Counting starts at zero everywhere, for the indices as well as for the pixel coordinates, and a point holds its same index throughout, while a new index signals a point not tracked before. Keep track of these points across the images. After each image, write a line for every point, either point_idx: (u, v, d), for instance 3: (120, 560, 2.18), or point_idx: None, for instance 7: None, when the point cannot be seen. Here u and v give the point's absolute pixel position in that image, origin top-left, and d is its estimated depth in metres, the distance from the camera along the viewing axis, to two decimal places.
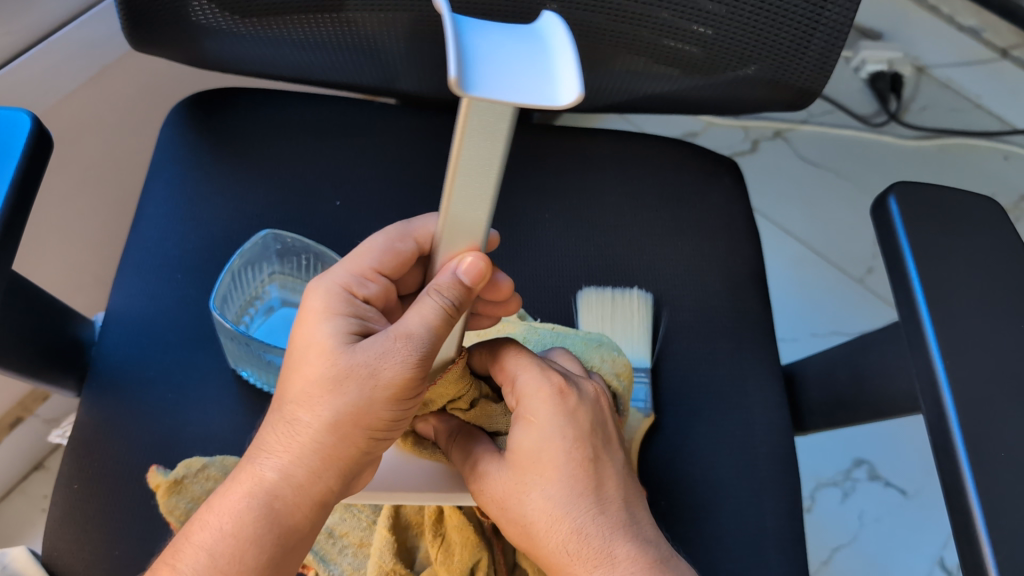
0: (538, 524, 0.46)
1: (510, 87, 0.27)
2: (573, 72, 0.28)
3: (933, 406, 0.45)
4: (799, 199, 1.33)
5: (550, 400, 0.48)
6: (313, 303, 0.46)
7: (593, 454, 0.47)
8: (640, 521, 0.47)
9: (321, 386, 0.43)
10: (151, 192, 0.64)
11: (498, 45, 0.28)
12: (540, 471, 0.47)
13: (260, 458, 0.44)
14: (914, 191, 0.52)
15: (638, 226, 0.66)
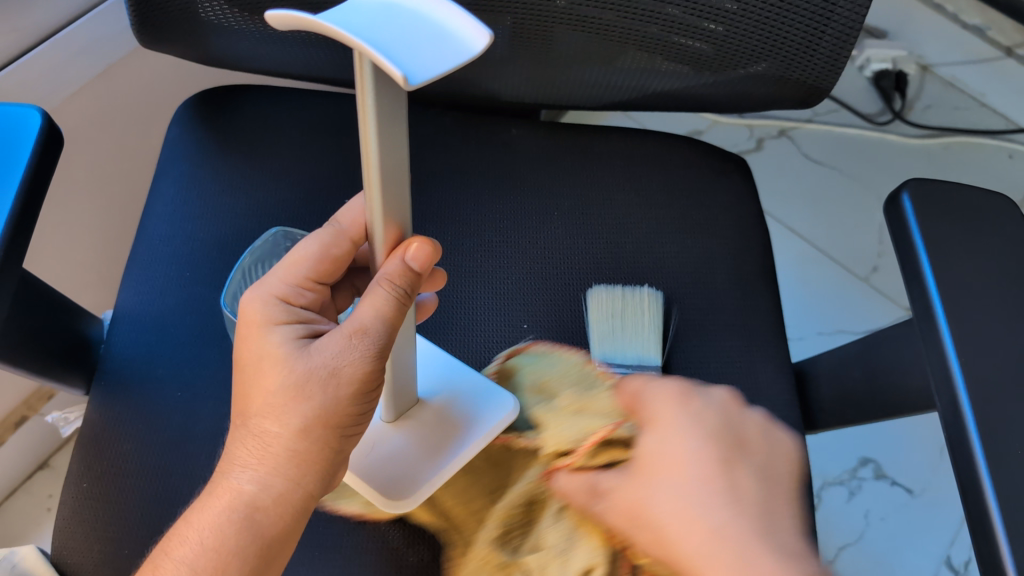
0: (671, 526, 0.49)
1: (429, 56, 0.29)
2: (462, 16, 0.30)
3: (948, 405, 0.45)
4: (804, 198, 1.33)
5: (674, 402, 0.54)
6: (256, 317, 0.46)
7: (725, 455, 0.52)
8: (779, 526, 0.49)
9: (286, 392, 0.43)
10: (159, 189, 0.64)
11: (379, 23, 0.30)
12: (663, 471, 0.51)
13: (233, 471, 0.43)
14: (927, 189, 0.51)
15: (648, 225, 0.66)
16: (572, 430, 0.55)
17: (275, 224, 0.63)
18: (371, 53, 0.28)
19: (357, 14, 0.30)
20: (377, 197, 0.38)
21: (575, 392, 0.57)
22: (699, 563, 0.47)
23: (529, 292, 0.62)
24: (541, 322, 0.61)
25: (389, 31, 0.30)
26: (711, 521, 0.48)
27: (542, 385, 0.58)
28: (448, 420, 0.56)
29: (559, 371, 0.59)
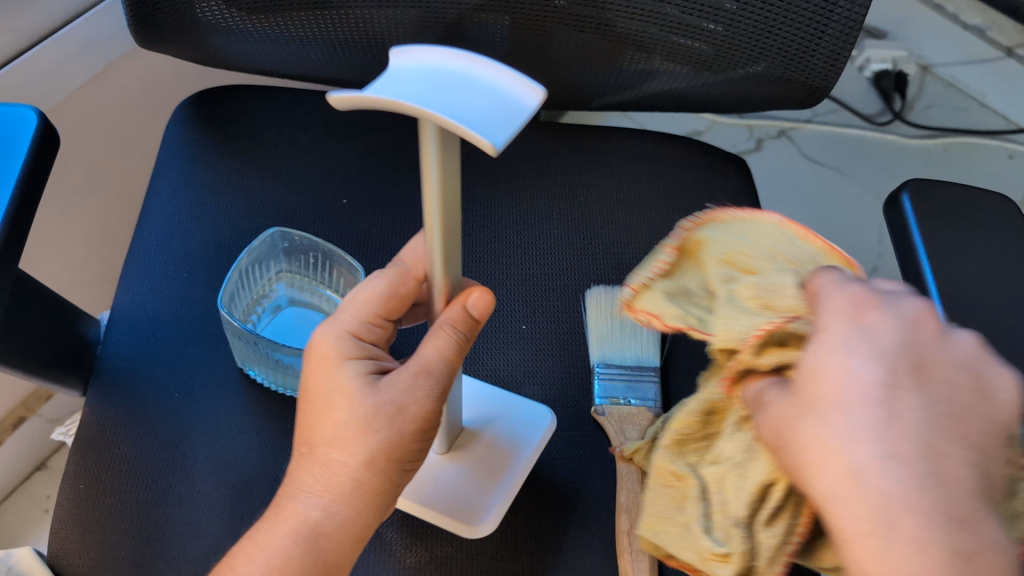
0: (813, 458, 0.34)
1: (496, 117, 0.29)
2: (513, 73, 0.30)
3: None
4: (804, 198, 1.32)
5: (843, 314, 0.36)
6: (326, 351, 0.45)
7: (889, 378, 0.34)
8: (946, 470, 0.32)
9: (353, 425, 0.43)
10: (157, 189, 0.64)
11: (423, 92, 0.29)
12: (817, 397, 0.35)
13: (301, 496, 0.43)
14: (927, 190, 0.51)
15: (647, 226, 0.66)
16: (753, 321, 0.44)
17: (273, 225, 0.62)
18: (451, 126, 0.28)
19: (396, 87, 0.30)
20: (437, 238, 0.38)
21: (785, 257, 0.45)
22: (840, 517, 0.33)
23: (528, 293, 0.62)
24: (539, 323, 0.61)
25: (439, 98, 0.29)
26: (862, 456, 0.33)
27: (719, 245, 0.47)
28: (500, 451, 0.55)
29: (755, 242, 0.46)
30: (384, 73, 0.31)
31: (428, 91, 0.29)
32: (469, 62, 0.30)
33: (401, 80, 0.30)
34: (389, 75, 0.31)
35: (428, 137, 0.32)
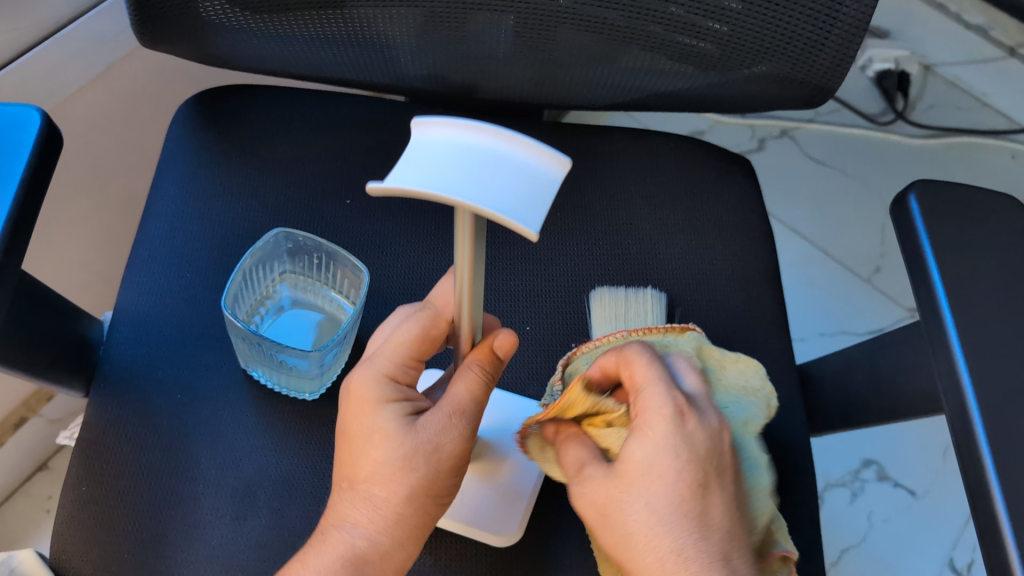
0: (638, 536, 0.45)
1: (529, 197, 0.32)
2: (537, 146, 0.33)
3: (956, 408, 0.45)
4: (807, 198, 1.32)
5: (666, 419, 0.46)
6: (362, 390, 0.47)
7: (704, 478, 0.45)
8: (710, 515, 0.45)
9: (394, 464, 0.46)
10: (159, 189, 0.64)
11: (453, 169, 0.33)
12: (646, 485, 0.45)
13: (345, 525, 0.46)
14: (934, 190, 0.51)
15: (652, 226, 0.65)
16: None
17: (276, 225, 0.62)
18: (495, 213, 0.31)
19: (427, 167, 0.33)
20: (466, 282, 0.40)
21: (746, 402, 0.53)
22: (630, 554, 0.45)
23: (532, 294, 0.62)
24: (543, 324, 0.61)
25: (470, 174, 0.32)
26: (637, 509, 0.45)
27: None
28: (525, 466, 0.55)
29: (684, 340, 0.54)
30: (407, 153, 0.34)
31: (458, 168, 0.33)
32: (490, 138, 0.33)
33: (426, 160, 0.33)
34: (413, 154, 0.34)
35: (462, 221, 0.35)
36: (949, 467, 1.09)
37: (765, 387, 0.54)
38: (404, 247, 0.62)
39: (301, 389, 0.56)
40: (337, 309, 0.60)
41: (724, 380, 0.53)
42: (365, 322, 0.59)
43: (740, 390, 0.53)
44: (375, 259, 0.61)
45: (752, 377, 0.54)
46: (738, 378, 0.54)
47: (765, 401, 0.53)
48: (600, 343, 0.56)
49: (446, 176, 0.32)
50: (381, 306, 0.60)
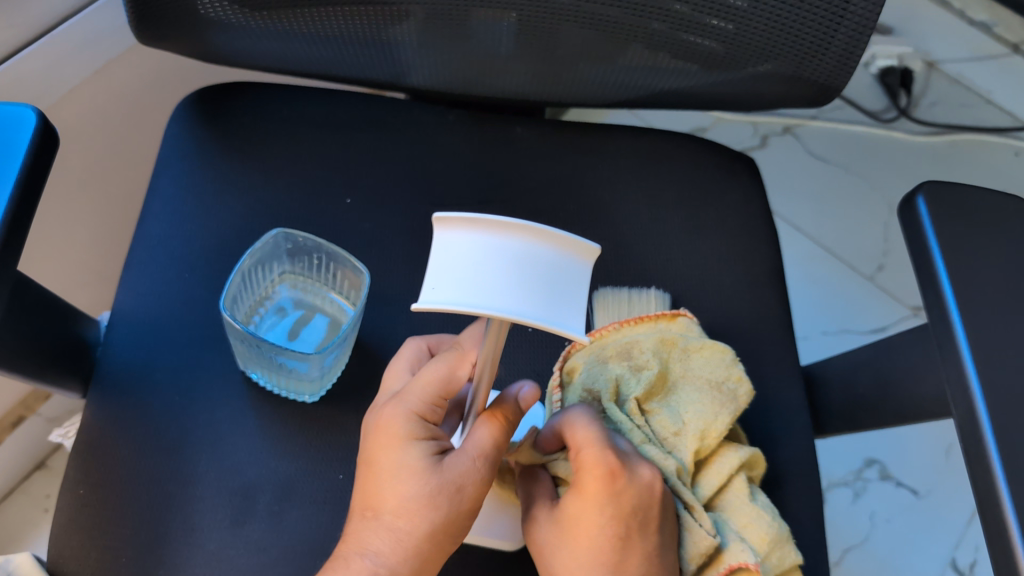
0: None
1: (568, 298, 0.36)
2: (565, 241, 0.36)
3: (965, 413, 0.44)
4: (810, 195, 1.32)
5: (601, 478, 0.45)
6: (387, 428, 0.46)
7: (625, 532, 0.45)
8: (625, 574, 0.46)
9: (419, 499, 0.44)
10: (157, 187, 0.63)
11: (492, 274, 0.35)
12: (574, 537, 0.46)
13: (365, 552, 0.44)
14: (942, 192, 0.50)
15: (655, 225, 0.65)
16: (678, 417, 0.53)
17: (276, 224, 0.61)
18: (547, 321, 0.35)
19: (466, 277, 0.36)
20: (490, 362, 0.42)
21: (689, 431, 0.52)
22: None
23: None
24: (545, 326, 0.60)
25: (510, 279, 0.35)
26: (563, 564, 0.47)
27: (611, 351, 0.55)
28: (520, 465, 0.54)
29: (646, 335, 0.56)
30: (442, 260, 0.36)
31: (496, 271, 0.36)
32: (519, 237, 0.36)
33: (463, 265, 0.36)
34: (443, 258, 0.36)
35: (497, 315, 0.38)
36: (952, 466, 1.09)
37: (730, 375, 0.55)
38: (405, 247, 0.61)
39: (301, 391, 0.55)
40: (337, 310, 0.59)
41: (688, 371, 0.56)
42: (365, 324, 0.59)
43: (704, 382, 0.55)
44: (375, 259, 0.61)
45: (718, 366, 0.55)
46: (702, 369, 0.55)
47: (731, 393, 0.54)
48: (593, 340, 0.56)
49: (492, 292, 0.35)
50: (381, 306, 0.60)
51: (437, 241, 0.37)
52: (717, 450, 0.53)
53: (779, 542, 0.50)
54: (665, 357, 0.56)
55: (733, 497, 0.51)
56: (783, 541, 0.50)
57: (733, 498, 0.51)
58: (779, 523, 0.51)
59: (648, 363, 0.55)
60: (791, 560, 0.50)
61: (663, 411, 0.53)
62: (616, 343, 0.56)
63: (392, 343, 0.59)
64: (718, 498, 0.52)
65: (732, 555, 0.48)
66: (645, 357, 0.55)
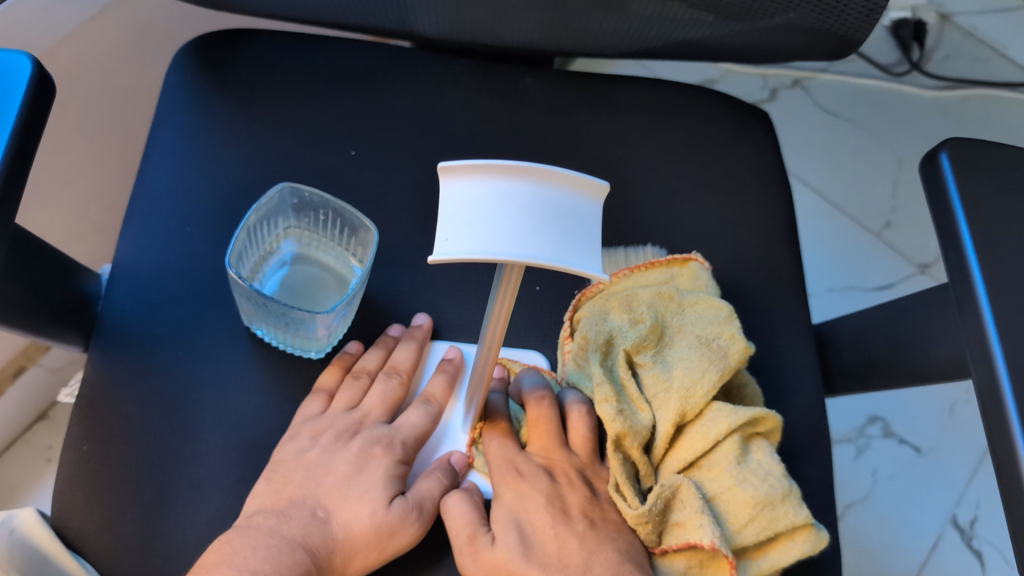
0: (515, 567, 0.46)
1: (581, 237, 0.35)
2: (572, 179, 0.35)
3: (985, 377, 0.42)
4: (819, 150, 1.29)
5: (516, 482, 0.50)
6: (373, 450, 0.51)
7: (556, 515, 0.48)
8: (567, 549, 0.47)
9: (365, 520, 0.48)
10: (157, 138, 0.61)
11: (501, 219, 0.34)
12: (499, 550, 0.47)
13: (284, 525, 0.47)
14: (967, 148, 0.48)
15: (667, 180, 0.63)
16: (669, 372, 0.51)
17: (278, 176, 0.60)
18: (566, 263, 0.33)
19: (475, 221, 0.34)
20: (492, 338, 0.42)
21: (676, 389, 0.50)
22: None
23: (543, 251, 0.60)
24: (553, 284, 0.59)
25: (521, 227, 0.34)
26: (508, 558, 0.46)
27: (613, 303, 0.55)
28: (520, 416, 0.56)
29: (646, 288, 0.55)
30: (448, 216, 0.34)
31: (504, 217, 0.34)
32: (528, 181, 0.34)
33: (471, 217, 0.34)
34: (450, 213, 0.34)
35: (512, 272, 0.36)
36: (954, 424, 1.09)
37: (722, 333, 0.53)
38: (413, 203, 0.60)
39: (307, 347, 0.55)
40: (344, 269, 0.58)
41: (683, 326, 0.54)
42: (372, 280, 0.58)
43: (695, 338, 0.53)
44: (380, 213, 0.59)
45: (711, 322, 0.53)
46: (695, 324, 0.54)
47: (720, 350, 0.52)
48: (603, 287, 0.56)
49: (505, 241, 0.33)
50: (386, 262, 0.58)
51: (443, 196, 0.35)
52: (704, 411, 0.50)
53: (768, 504, 0.47)
54: (661, 311, 0.54)
55: (721, 457, 0.49)
56: (774, 502, 0.47)
57: (721, 459, 0.49)
58: (773, 484, 0.48)
59: (642, 317, 0.54)
60: (786, 521, 0.47)
61: (655, 368, 0.52)
62: (617, 296, 0.55)
63: (397, 300, 0.58)
64: (705, 458, 0.49)
65: (692, 530, 0.46)
66: (642, 310, 0.54)
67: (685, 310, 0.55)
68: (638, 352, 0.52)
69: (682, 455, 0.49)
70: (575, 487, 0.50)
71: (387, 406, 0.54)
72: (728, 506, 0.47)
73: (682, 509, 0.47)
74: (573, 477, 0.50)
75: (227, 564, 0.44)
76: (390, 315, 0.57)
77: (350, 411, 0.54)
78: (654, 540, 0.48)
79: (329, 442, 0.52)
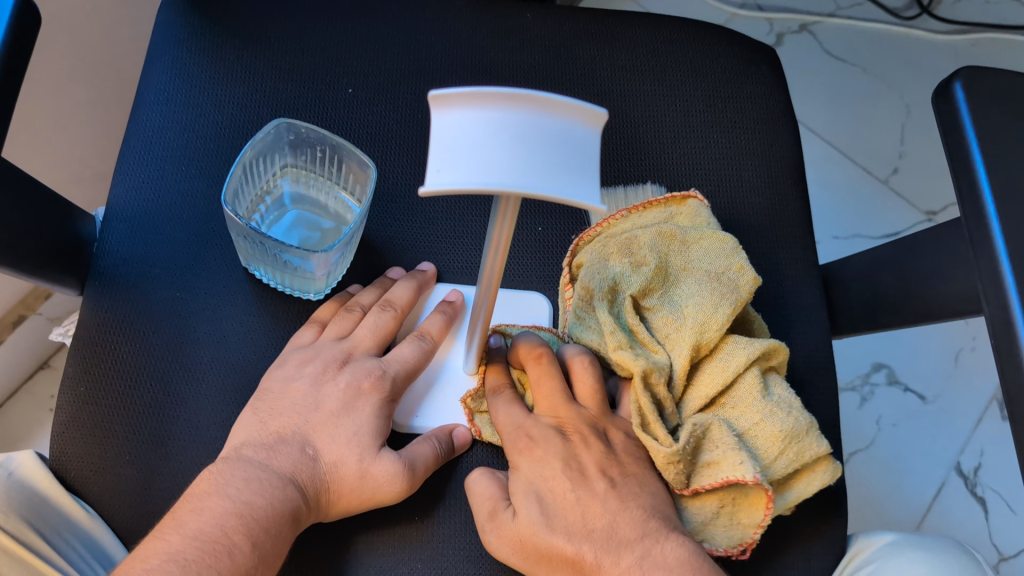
0: (539, 537, 0.45)
1: (579, 168, 0.33)
2: (572, 106, 0.33)
3: (997, 309, 0.41)
4: (826, 95, 1.27)
5: (533, 451, 0.48)
6: (362, 385, 0.50)
7: (575, 483, 0.47)
8: (589, 515, 0.46)
9: (351, 468, 0.47)
10: (151, 77, 0.60)
11: (493, 148, 0.32)
12: (521, 520, 0.46)
13: (273, 459, 0.47)
14: (982, 75, 0.46)
15: (672, 117, 0.62)
16: (678, 311, 0.51)
17: (274, 115, 0.59)
18: (561, 196, 0.32)
19: (464, 156, 0.32)
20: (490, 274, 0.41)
21: (690, 326, 0.50)
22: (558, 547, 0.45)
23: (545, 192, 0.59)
24: (555, 224, 0.58)
25: (516, 156, 0.32)
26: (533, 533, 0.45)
27: (612, 248, 0.53)
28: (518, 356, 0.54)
29: (644, 229, 0.53)
30: (442, 143, 0.33)
31: (496, 147, 0.32)
32: (526, 107, 0.32)
33: (465, 144, 0.32)
34: (443, 139, 0.33)
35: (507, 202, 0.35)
36: (959, 372, 1.08)
37: (731, 265, 0.52)
38: (411, 144, 0.59)
39: (306, 290, 0.54)
40: (342, 207, 0.57)
41: (689, 263, 0.53)
42: (371, 220, 0.57)
43: (704, 273, 0.52)
44: (379, 152, 0.58)
45: (718, 256, 0.53)
46: (703, 260, 0.53)
47: (731, 282, 0.51)
48: (599, 231, 0.55)
49: (501, 169, 0.31)
50: (386, 203, 0.57)
51: (436, 122, 0.33)
52: (720, 345, 0.50)
53: (795, 437, 0.47)
54: (664, 251, 0.53)
55: (745, 392, 0.49)
56: (800, 435, 0.47)
57: (745, 394, 0.49)
58: (797, 417, 0.48)
59: (646, 260, 0.52)
60: (812, 452, 0.47)
61: (666, 309, 0.51)
62: (615, 239, 0.53)
63: (398, 241, 0.57)
64: (728, 395, 0.49)
65: (728, 468, 0.46)
66: (644, 252, 0.53)
67: (689, 247, 0.53)
68: (645, 294, 0.52)
69: (703, 391, 0.49)
70: (591, 445, 0.49)
71: (378, 339, 0.52)
72: (758, 441, 0.47)
73: (714, 448, 0.47)
74: (587, 434, 0.49)
75: (217, 494, 0.44)
76: (389, 257, 0.56)
77: (339, 341, 0.52)
78: (684, 482, 0.48)
79: (317, 373, 0.50)
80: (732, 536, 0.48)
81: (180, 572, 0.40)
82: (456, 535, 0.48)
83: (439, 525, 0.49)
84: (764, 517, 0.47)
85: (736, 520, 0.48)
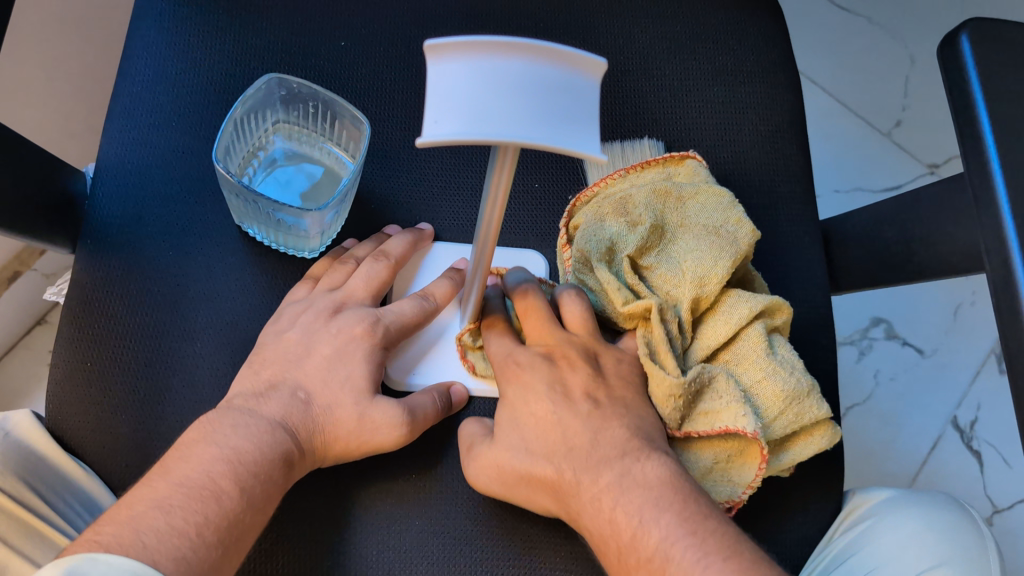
0: (515, 465, 0.45)
1: (577, 120, 0.32)
2: (568, 55, 0.32)
3: (998, 267, 0.40)
4: (829, 46, 1.25)
5: (519, 378, 0.48)
6: (355, 330, 0.49)
7: (556, 407, 0.46)
8: (571, 432, 0.45)
9: (350, 416, 0.47)
10: (138, 30, 0.59)
11: (489, 101, 0.31)
12: (501, 446, 0.46)
13: (264, 405, 0.46)
14: (990, 25, 0.45)
15: (671, 70, 0.61)
16: (676, 268, 0.51)
17: (264, 68, 0.58)
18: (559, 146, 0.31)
19: (462, 108, 0.31)
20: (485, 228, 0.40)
21: (691, 279, 0.50)
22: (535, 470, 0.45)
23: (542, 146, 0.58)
24: (552, 179, 0.58)
25: (512, 108, 0.31)
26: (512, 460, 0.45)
27: (608, 207, 0.52)
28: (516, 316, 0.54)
29: (640, 188, 0.53)
30: (436, 96, 0.32)
31: (491, 100, 0.31)
32: (522, 57, 0.31)
33: (460, 97, 0.31)
34: (438, 93, 0.32)
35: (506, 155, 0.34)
36: (959, 327, 1.08)
37: (729, 218, 0.52)
38: (405, 98, 0.58)
39: (300, 247, 0.53)
40: (336, 163, 0.56)
41: (685, 219, 0.52)
42: (365, 176, 0.56)
43: (703, 227, 0.52)
44: (372, 107, 0.57)
45: (715, 210, 0.52)
46: (699, 216, 0.52)
47: (730, 236, 0.51)
48: (597, 191, 0.54)
49: (497, 122, 0.31)
50: (380, 158, 0.56)
51: (431, 75, 0.32)
52: (721, 299, 0.50)
53: (796, 398, 0.47)
54: (660, 209, 0.53)
55: (749, 349, 0.48)
56: (802, 396, 0.47)
57: (749, 351, 0.48)
58: (800, 377, 0.48)
59: (642, 219, 0.52)
60: (812, 415, 0.47)
61: (664, 266, 0.51)
62: (610, 199, 0.53)
63: (392, 197, 0.56)
64: (730, 350, 0.49)
65: (732, 416, 0.46)
66: (639, 212, 0.52)
67: (685, 204, 0.53)
68: (642, 251, 0.51)
69: (706, 343, 0.49)
70: (576, 367, 0.48)
71: (372, 289, 0.52)
72: (760, 398, 0.47)
73: (716, 398, 0.47)
74: (573, 356, 0.49)
75: (206, 440, 0.43)
76: (385, 215, 0.56)
77: (332, 291, 0.51)
78: (678, 422, 0.48)
79: (309, 321, 0.50)
80: (721, 490, 0.48)
81: (167, 515, 0.39)
82: (454, 490, 0.49)
83: (437, 479, 0.49)
84: (757, 473, 0.47)
85: (728, 475, 0.48)
